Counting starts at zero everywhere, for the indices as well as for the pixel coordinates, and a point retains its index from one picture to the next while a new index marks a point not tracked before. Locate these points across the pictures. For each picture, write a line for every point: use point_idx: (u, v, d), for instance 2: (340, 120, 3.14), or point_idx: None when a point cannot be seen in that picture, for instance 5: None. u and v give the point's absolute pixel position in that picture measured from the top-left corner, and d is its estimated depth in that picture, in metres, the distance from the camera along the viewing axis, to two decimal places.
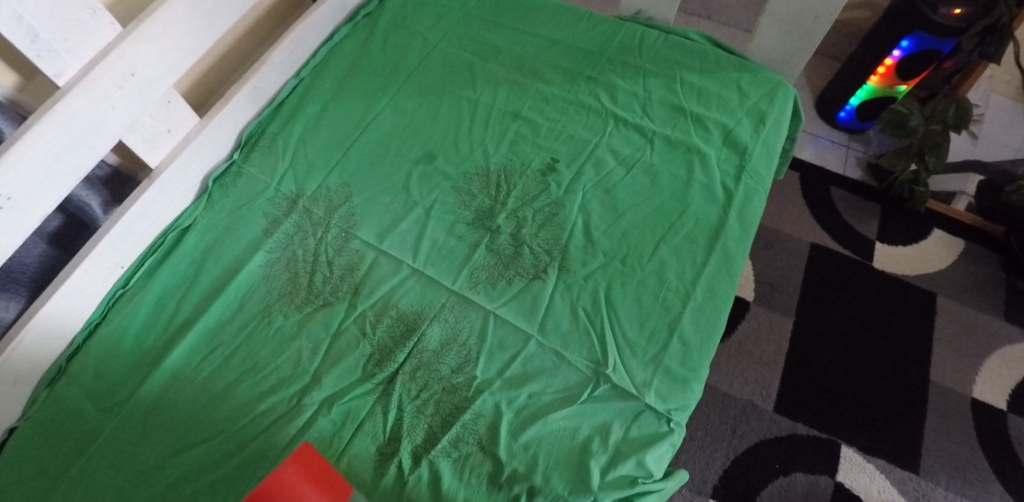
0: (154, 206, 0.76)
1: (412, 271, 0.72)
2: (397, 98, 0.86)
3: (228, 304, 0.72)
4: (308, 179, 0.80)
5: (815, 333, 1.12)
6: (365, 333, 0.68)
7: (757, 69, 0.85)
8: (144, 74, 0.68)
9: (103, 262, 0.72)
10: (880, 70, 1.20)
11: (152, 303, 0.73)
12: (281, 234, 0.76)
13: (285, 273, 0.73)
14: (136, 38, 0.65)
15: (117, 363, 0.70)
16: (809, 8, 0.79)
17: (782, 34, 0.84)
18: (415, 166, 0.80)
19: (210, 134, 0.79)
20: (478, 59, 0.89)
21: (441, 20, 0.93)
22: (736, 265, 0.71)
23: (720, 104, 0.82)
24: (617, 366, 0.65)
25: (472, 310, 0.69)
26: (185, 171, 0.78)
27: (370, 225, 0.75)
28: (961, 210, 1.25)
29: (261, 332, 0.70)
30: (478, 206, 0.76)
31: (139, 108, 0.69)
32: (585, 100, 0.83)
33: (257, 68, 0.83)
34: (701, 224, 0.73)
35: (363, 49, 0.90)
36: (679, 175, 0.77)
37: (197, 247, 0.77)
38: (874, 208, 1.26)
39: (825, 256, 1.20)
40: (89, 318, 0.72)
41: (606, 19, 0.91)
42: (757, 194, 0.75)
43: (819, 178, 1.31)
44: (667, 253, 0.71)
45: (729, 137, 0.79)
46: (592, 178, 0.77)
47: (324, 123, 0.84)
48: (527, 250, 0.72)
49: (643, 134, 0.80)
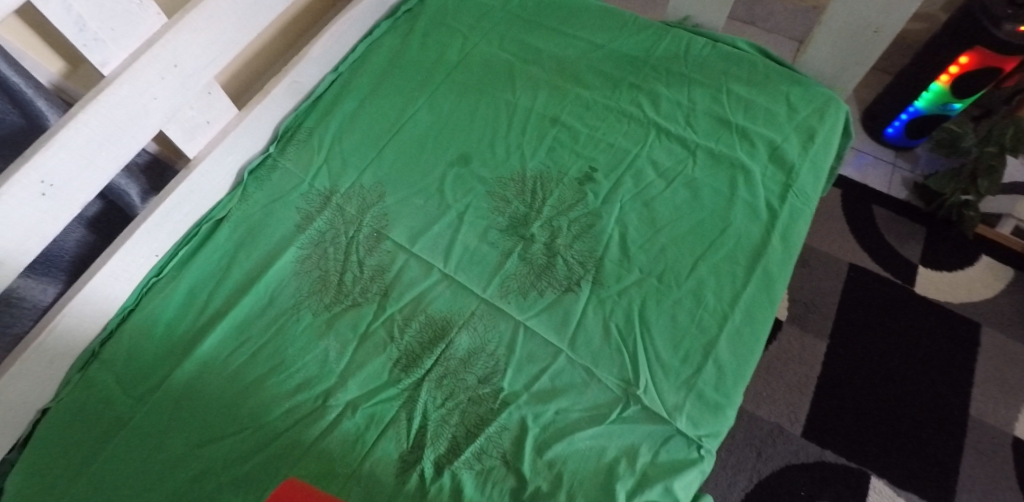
0: (190, 196, 0.76)
1: (442, 276, 0.71)
2: (434, 97, 0.85)
3: (259, 298, 0.72)
4: (342, 176, 0.79)
5: (849, 357, 1.08)
6: (392, 336, 0.67)
7: (809, 83, 0.82)
8: (187, 65, 0.68)
9: (138, 249, 0.72)
10: (938, 82, 1.13)
11: (184, 293, 0.74)
12: (313, 231, 0.75)
13: (316, 271, 0.73)
14: (181, 29, 0.65)
15: (148, 351, 0.70)
16: (869, 21, 0.75)
17: (837, 48, 0.81)
18: (450, 168, 0.78)
19: (248, 127, 0.79)
20: (519, 61, 0.87)
21: (482, 19, 0.91)
22: (778, 289, 0.68)
23: (768, 118, 0.79)
24: (648, 387, 0.63)
25: (501, 319, 0.67)
26: (221, 162, 0.78)
27: (402, 227, 0.75)
28: (1006, 233, 1.18)
29: (290, 329, 0.70)
30: (512, 213, 0.74)
31: (181, 99, 0.69)
32: (627, 108, 0.81)
33: (296, 62, 0.82)
34: (742, 243, 0.70)
35: (403, 46, 0.89)
36: (721, 191, 0.74)
37: (230, 239, 0.77)
38: (918, 230, 1.21)
39: (864, 278, 1.16)
40: (123, 304, 0.73)
41: (652, 24, 0.88)
42: (803, 215, 0.72)
43: (862, 196, 1.26)
44: (706, 272, 0.69)
45: (776, 153, 0.76)
46: (631, 189, 0.75)
47: (360, 120, 0.83)
48: (561, 261, 0.70)
49: (686, 145, 0.77)
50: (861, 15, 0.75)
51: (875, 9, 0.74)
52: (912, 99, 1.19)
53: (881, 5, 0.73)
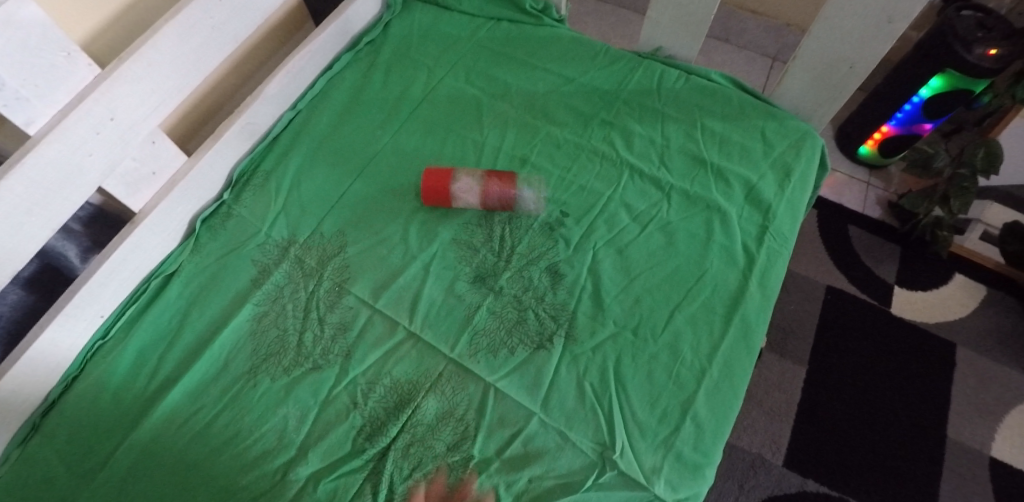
0: (136, 251, 0.71)
1: (408, 335, 0.67)
2: (398, 137, 0.81)
3: (212, 362, 0.68)
4: (301, 223, 0.75)
5: (828, 383, 1.07)
6: (356, 402, 0.64)
7: (784, 117, 0.79)
8: (125, 117, 0.63)
9: (80, 312, 0.67)
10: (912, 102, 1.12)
11: (133, 356, 0.69)
12: (270, 285, 0.71)
13: (273, 330, 0.69)
14: (114, 81, 0.60)
15: (93, 423, 0.65)
16: (844, 56, 0.73)
17: (812, 81, 0.79)
18: (415, 214, 0.75)
19: (199, 174, 0.74)
20: (486, 96, 0.84)
21: (447, 51, 0.87)
22: (757, 339, 0.65)
23: (743, 155, 0.76)
24: (625, 450, 0.60)
25: (470, 381, 0.64)
26: (170, 213, 0.73)
27: (365, 280, 0.71)
28: (972, 243, 1.19)
29: (246, 396, 0.65)
30: (480, 263, 0.71)
31: (120, 153, 0.64)
32: (599, 147, 0.78)
33: (248, 102, 0.77)
34: (719, 290, 0.68)
35: (364, 80, 0.85)
36: (697, 235, 0.71)
37: (181, 296, 0.73)
38: (893, 249, 1.21)
39: (840, 301, 1.15)
40: (66, 371, 0.68)
41: (624, 56, 0.85)
42: (781, 257, 0.70)
43: (838, 216, 1.25)
44: (682, 322, 0.66)
45: (752, 193, 0.73)
46: (604, 235, 0.72)
47: (320, 162, 0.79)
48: (532, 315, 0.67)
49: (660, 187, 0.75)
50: (835, 50, 0.73)
51: (849, 44, 0.72)
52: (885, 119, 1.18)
53: (854, 41, 0.71)
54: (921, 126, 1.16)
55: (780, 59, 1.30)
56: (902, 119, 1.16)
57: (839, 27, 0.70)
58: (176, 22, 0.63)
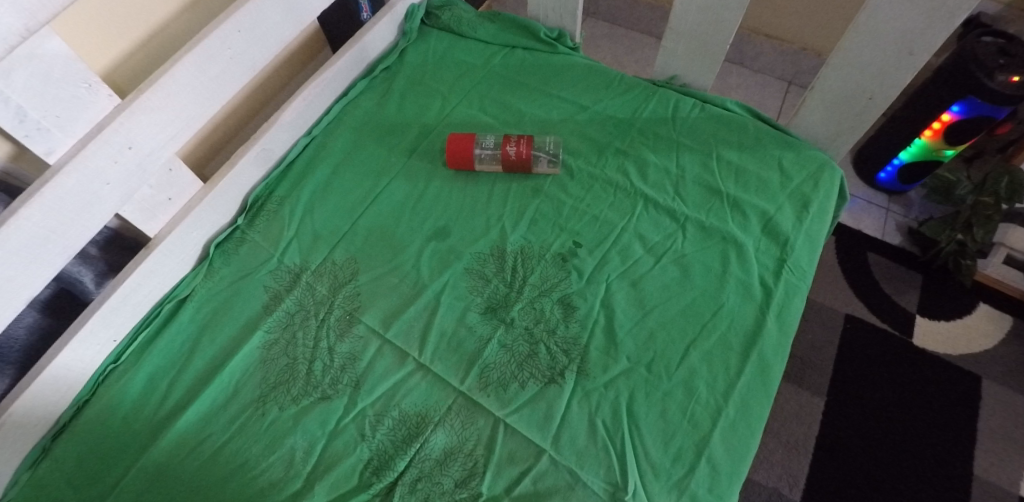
0: (150, 277, 0.71)
1: (417, 367, 0.66)
2: (410, 165, 0.81)
3: (221, 389, 0.67)
4: (313, 251, 0.75)
5: (849, 416, 1.03)
6: (364, 435, 0.63)
7: (802, 147, 0.78)
8: (143, 146, 0.63)
9: (94, 336, 0.67)
10: (931, 128, 1.09)
11: (144, 381, 0.69)
12: (281, 312, 0.71)
13: (283, 358, 0.68)
14: (135, 111, 0.60)
15: (104, 446, 0.65)
16: (864, 88, 0.72)
17: (830, 112, 0.77)
18: (427, 243, 0.74)
19: (214, 200, 0.74)
20: (500, 124, 0.84)
21: (462, 79, 0.88)
22: (774, 377, 0.64)
23: (760, 186, 0.75)
24: (637, 491, 0.58)
25: (480, 415, 0.63)
26: (184, 239, 0.73)
27: (376, 309, 0.70)
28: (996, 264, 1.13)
29: (254, 425, 0.65)
30: (491, 293, 0.70)
31: (137, 181, 0.64)
32: (613, 177, 0.77)
33: (264, 129, 0.78)
34: (735, 326, 0.66)
35: (379, 108, 0.85)
36: (713, 268, 0.70)
37: (193, 320, 0.73)
38: (914, 278, 1.17)
39: (860, 331, 1.11)
40: (78, 394, 0.68)
41: (639, 84, 0.85)
42: (799, 293, 0.68)
43: (857, 242, 1.22)
44: (697, 359, 0.65)
45: (769, 225, 0.72)
46: (618, 267, 0.71)
47: (334, 188, 0.79)
48: (543, 349, 0.66)
49: (675, 218, 0.74)
50: (853, 82, 0.72)
51: (868, 77, 0.70)
52: (904, 146, 1.15)
53: (874, 73, 0.70)
54: (940, 154, 1.12)
55: (796, 83, 1.29)
56: (918, 149, 1.14)
57: (858, 59, 0.69)
58: (194, 54, 0.64)
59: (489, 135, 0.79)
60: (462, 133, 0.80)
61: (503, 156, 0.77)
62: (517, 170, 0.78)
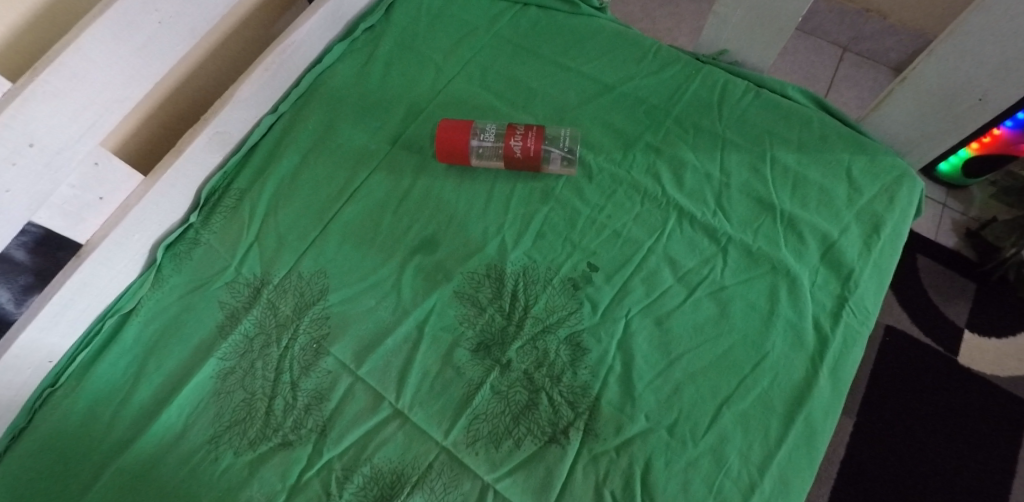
0: (84, 288, 0.60)
1: (393, 413, 0.56)
2: (394, 154, 0.67)
3: (171, 425, 0.58)
4: (276, 259, 0.63)
5: (886, 440, 0.92)
6: (329, 493, 0.53)
7: (877, 150, 0.63)
8: (51, 142, 0.50)
9: (19, 362, 0.57)
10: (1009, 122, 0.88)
11: (81, 411, 0.59)
12: (238, 336, 0.60)
13: (240, 392, 0.58)
14: (30, 98, 0.47)
15: (32, 489, 0.56)
16: (973, 85, 0.57)
17: (919, 111, 0.62)
18: (411, 256, 0.62)
19: (158, 196, 0.62)
20: (504, 104, 0.69)
21: (460, 45, 0.72)
22: (821, 447, 0.52)
23: (823, 201, 0.60)
24: None
25: (465, 477, 0.53)
26: (123, 243, 0.61)
27: (348, 338, 0.59)
28: None
29: (202, 473, 0.56)
30: (485, 326, 0.58)
31: (50, 184, 0.51)
32: (640, 181, 0.63)
33: (218, 107, 0.64)
34: (780, 382, 0.54)
35: (360, 79, 0.70)
36: (757, 306, 0.57)
37: (140, 339, 0.62)
38: (966, 287, 1.01)
39: (905, 344, 0.98)
40: (12, 422, 0.59)
41: (680, 59, 0.69)
42: (860, 341, 0.55)
43: (907, 240, 1.06)
44: (731, 423, 0.53)
45: (831, 252, 0.58)
46: (640, 299, 0.58)
47: (302, 182, 0.66)
48: (545, 398, 0.55)
49: (714, 238, 0.60)
50: (959, 75, 0.57)
51: (986, 69, 0.56)
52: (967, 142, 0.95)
53: (996, 65, 0.55)
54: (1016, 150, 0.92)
55: (852, 50, 1.09)
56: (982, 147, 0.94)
57: (974, 47, 0.54)
58: (108, 20, 0.49)
59: (490, 122, 0.65)
60: (457, 119, 0.66)
61: (504, 151, 0.63)
62: (523, 168, 0.64)
